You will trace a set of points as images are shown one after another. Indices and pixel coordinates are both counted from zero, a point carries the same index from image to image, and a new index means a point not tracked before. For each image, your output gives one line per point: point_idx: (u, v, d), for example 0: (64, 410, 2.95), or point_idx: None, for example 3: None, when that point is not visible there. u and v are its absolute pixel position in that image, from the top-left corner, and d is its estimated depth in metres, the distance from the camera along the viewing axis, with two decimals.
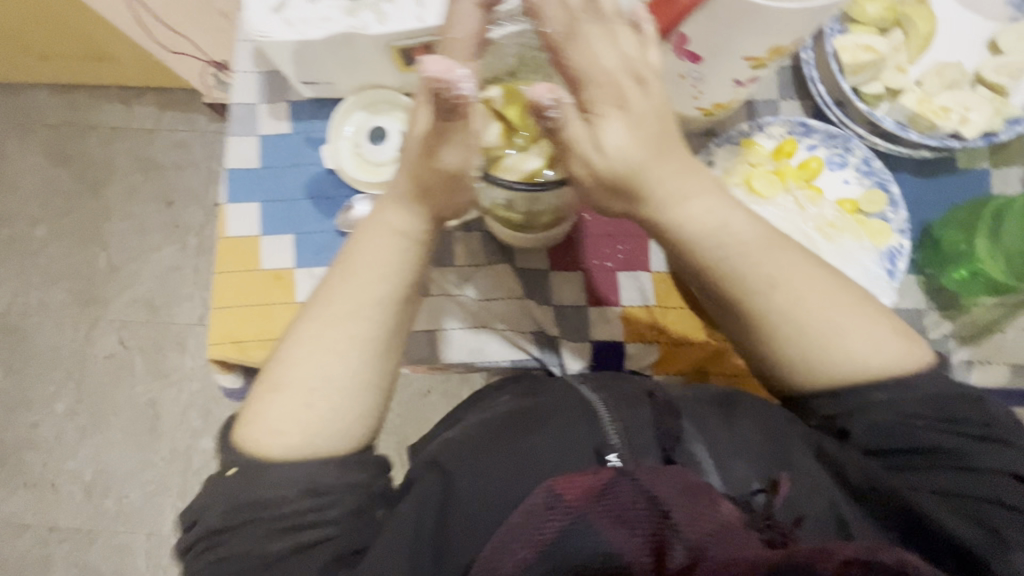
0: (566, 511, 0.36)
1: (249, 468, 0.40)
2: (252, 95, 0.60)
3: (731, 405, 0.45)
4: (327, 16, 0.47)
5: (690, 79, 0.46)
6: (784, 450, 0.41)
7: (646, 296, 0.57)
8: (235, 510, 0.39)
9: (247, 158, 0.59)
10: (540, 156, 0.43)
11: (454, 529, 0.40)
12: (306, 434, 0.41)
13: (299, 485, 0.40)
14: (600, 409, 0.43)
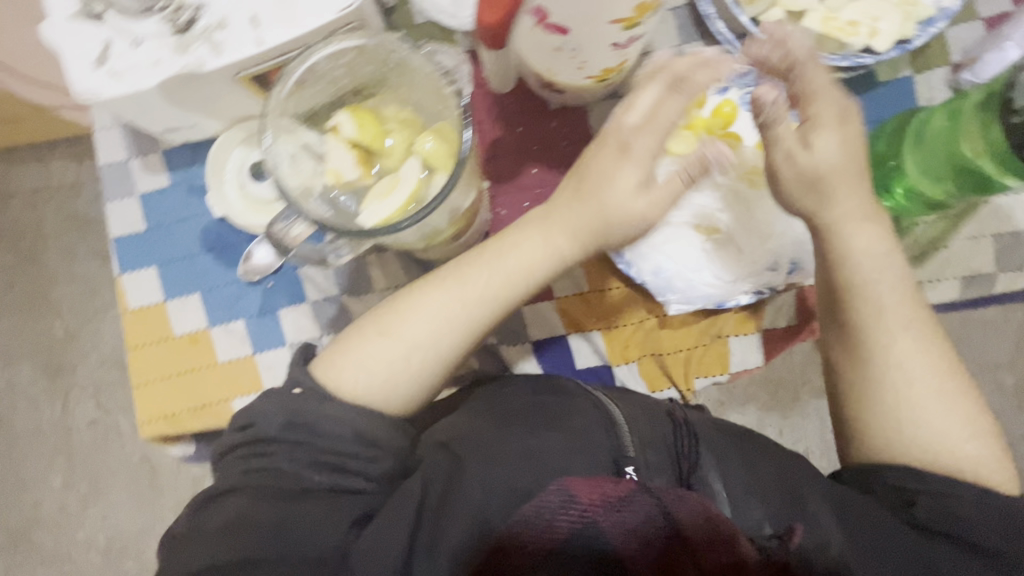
0: (583, 513, 0.39)
1: (295, 405, 0.40)
2: (121, 152, 0.55)
3: (740, 438, 0.47)
4: (157, 59, 0.42)
5: (567, 52, 0.42)
6: (795, 493, 0.42)
7: (579, 283, 0.53)
8: (271, 444, 0.40)
9: (132, 222, 0.55)
10: (416, 166, 0.36)
11: (457, 510, 0.40)
12: (354, 413, 0.41)
13: (345, 438, 0.40)
14: (620, 422, 0.45)
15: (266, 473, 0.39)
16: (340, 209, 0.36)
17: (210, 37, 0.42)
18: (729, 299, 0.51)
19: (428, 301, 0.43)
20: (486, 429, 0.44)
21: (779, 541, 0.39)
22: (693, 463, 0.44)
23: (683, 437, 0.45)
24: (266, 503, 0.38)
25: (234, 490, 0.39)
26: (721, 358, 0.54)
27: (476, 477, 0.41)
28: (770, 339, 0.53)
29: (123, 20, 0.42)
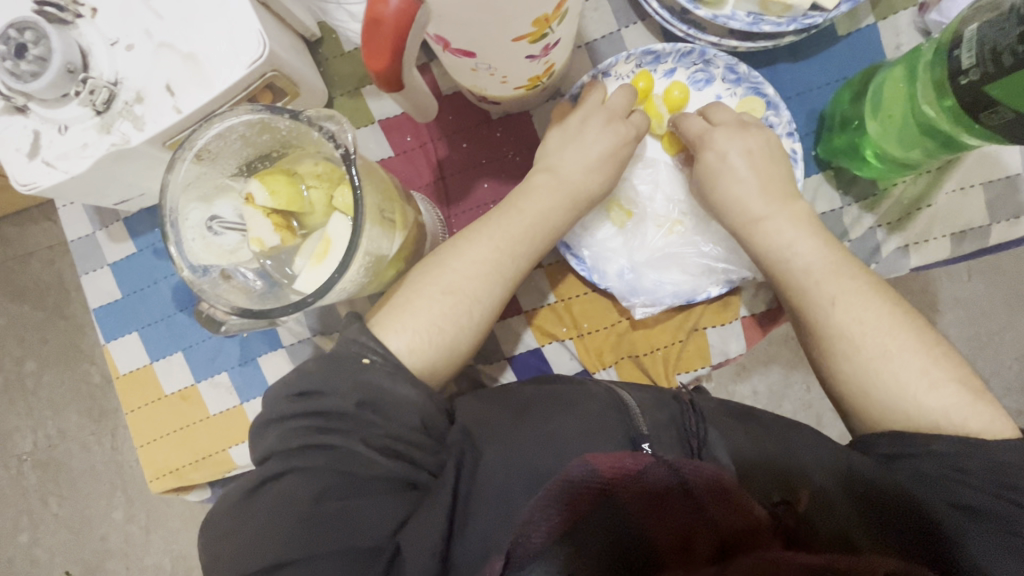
0: (604, 487, 0.36)
1: (360, 388, 0.38)
2: (85, 225, 0.56)
3: (751, 417, 0.42)
4: (85, 141, 0.43)
5: (483, 70, 0.40)
6: (794, 455, 0.39)
7: (545, 293, 0.52)
8: (330, 425, 0.37)
9: (107, 290, 0.57)
10: (338, 218, 0.36)
11: (484, 500, 0.38)
12: (408, 405, 0.39)
13: (405, 429, 0.38)
14: (629, 402, 0.42)
15: (283, 475, 0.36)
16: (268, 275, 0.37)
17: (131, 112, 0.42)
18: (699, 293, 0.49)
19: (429, 304, 0.43)
20: (500, 410, 0.42)
21: (786, 507, 0.36)
22: (700, 438, 0.40)
23: (692, 419, 0.41)
24: (279, 511, 0.35)
25: (284, 471, 0.37)
26: (701, 350, 0.52)
27: (495, 461, 0.39)
28: (749, 326, 0.51)
29: (45, 108, 0.42)
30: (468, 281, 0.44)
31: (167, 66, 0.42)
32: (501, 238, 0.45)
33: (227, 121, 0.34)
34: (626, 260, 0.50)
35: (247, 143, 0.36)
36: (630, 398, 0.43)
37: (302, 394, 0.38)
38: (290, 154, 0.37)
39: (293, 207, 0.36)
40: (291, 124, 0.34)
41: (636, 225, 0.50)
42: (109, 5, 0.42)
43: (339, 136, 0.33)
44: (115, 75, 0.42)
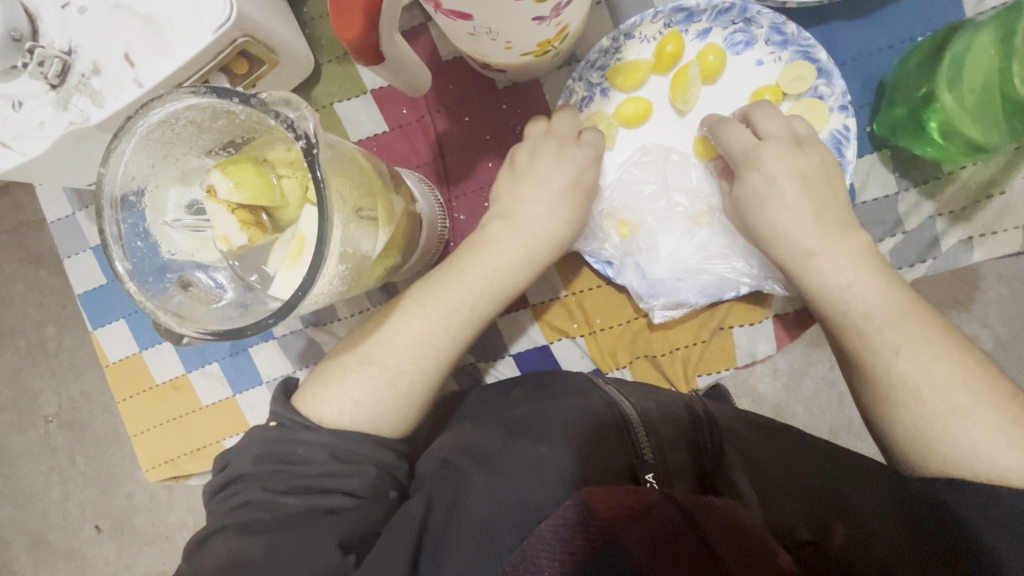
0: (602, 528, 0.32)
1: (270, 441, 0.36)
2: (65, 206, 0.53)
3: (773, 430, 0.39)
4: (41, 119, 0.38)
5: (484, 35, 0.35)
6: (835, 485, 0.34)
7: (553, 287, 0.48)
8: (247, 480, 0.35)
9: (91, 276, 0.54)
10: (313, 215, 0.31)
11: (461, 534, 0.34)
12: (335, 438, 0.36)
13: (328, 461, 0.35)
14: (634, 418, 0.39)
15: (241, 515, 0.34)
16: (238, 279, 0.33)
17: (88, 86, 0.38)
18: (727, 292, 0.44)
19: (404, 332, 0.39)
20: (488, 433, 0.39)
21: (817, 548, 0.31)
22: (716, 455, 0.37)
23: (705, 433, 0.38)
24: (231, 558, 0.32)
25: (218, 529, 0.34)
26: (725, 351, 0.47)
27: (483, 488, 0.36)
28: (780, 326, 0.46)
29: None
30: (426, 321, 0.40)
31: (124, 33, 0.37)
32: (484, 269, 0.41)
33: (170, 107, 0.29)
34: (645, 256, 0.45)
35: (200, 130, 0.31)
36: (637, 412, 0.39)
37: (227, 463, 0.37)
38: (259, 140, 0.32)
39: (263, 203, 0.31)
40: (246, 112, 0.29)
41: (657, 217, 0.44)
42: None
43: (300, 124, 0.28)
44: (69, 44, 0.37)
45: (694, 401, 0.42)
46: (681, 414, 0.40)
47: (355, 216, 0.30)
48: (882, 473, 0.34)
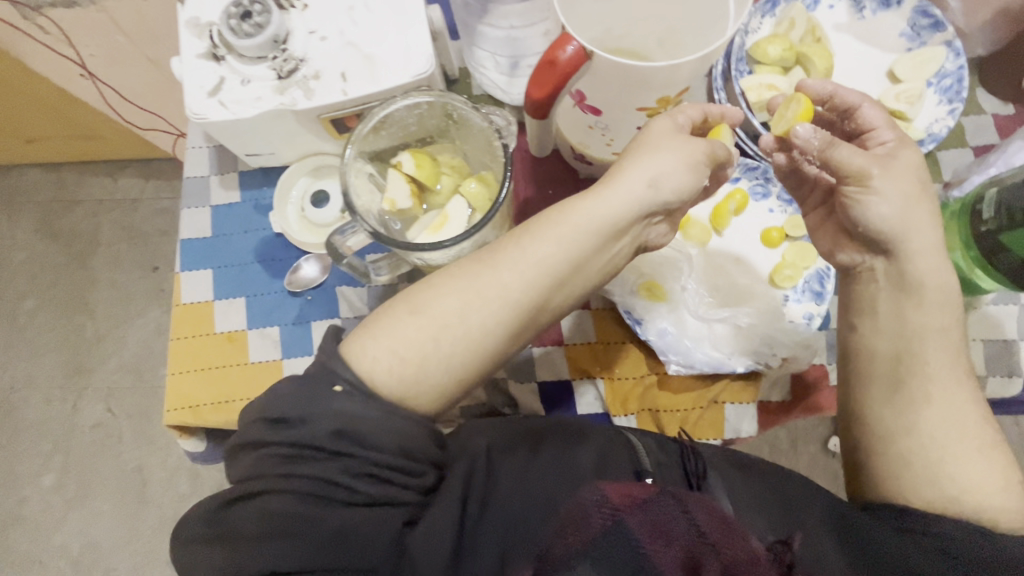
0: (613, 511, 0.39)
1: (305, 404, 0.38)
2: (205, 168, 0.63)
3: (747, 465, 0.49)
4: (259, 95, 0.51)
5: (598, 129, 0.51)
6: (795, 515, 0.45)
7: (587, 333, 0.57)
8: (318, 449, 0.37)
9: (201, 227, 0.62)
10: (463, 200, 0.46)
11: (489, 524, 0.41)
12: (402, 434, 0.38)
13: (388, 454, 0.38)
14: (638, 446, 0.48)
15: (280, 497, 0.36)
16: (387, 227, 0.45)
17: (305, 84, 0.51)
18: (728, 365, 0.54)
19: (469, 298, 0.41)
20: (517, 439, 0.47)
21: (783, 546, 0.40)
22: (701, 476, 0.47)
23: (693, 460, 0.48)
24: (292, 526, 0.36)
25: (265, 492, 0.37)
26: (716, 422, 0.56)
27: (511, 485, 0.43)
28: (761, 410, 0.56)
29: (238, 61, 0.51)
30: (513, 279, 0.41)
31: (349, 60, 0.51)
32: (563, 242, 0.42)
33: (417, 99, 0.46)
34: (668, 324, 0.55)
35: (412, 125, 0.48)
36: (639, 441, 0.49)
37: (285, 419, 0.38)
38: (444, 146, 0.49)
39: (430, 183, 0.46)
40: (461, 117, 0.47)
41: (683, 294, 0.56)
42: (319, 5, 0.52)
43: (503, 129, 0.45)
44: (304, 55, 0.51)
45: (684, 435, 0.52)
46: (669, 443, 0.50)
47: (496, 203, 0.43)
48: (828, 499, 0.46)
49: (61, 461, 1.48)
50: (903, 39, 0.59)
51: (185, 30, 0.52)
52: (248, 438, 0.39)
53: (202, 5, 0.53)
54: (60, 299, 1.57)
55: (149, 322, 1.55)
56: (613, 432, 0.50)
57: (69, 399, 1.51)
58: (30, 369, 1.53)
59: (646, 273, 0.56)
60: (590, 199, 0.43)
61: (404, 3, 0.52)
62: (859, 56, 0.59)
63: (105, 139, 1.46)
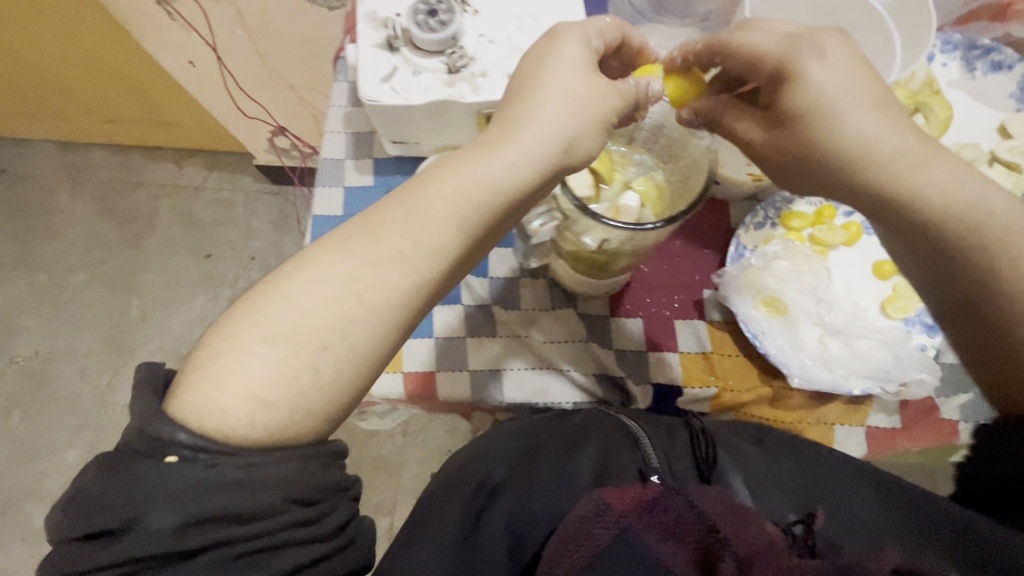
0: (616, 521, 0.39)
1: (105, 475, 0.33)
2: (341, 152, 0.67)
3: (763, 441, 0.50)
4: (430, 86, 0.55)
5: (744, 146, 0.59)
6: (820, 493, 0.46)
7: (702, 343, 0.60)
8: (171, 552, 0.32)
9: (332, 206, 0.65)
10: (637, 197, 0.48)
11: (499, 521, 0.45)
12: (281, 482, 0.34)
13: (277, 512, 0.33)
14: (641, 436, 0.49)
15: (179, 567, 0.32)
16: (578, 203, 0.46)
17: (474, 80, 0.55)
18: (844, 386, 0.55)
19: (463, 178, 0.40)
20: (508, 448, 0.51)
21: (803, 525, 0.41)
22: (711, 462, 0.47)
23: (702, 444, 0.48)
24: None
25: None
26: (823, 442, 0.57)
27: (510, 503, 0.45)
28: (871, 435, 0.57)
29: (413, 54, 0.55)
30: (429, 237, 0.39)
31: (515, 63, 0.55)
32: (451, 218, 0.39)
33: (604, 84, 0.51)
34: (782, 340, 0.57)
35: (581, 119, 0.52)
36: (642, 431, 0.50)
37: (105, 533, 0.32)
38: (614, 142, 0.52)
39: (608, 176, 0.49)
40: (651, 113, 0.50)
41: (801, 313, 0.58)
42: (489, 12, 0.57)
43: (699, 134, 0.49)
44: (473, 54, 0.55)
45: (693, 421, 0.52)
46: (678, 428, 0.51)
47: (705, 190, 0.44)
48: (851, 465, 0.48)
49: (88, 438, 1.46)
50: (1012, 99, 0.63)
51: (363, 22, 0.56)
52: (69, 568, 0.32)
53: (381, 1, 0.57)
54: (110, 276, 1.59)
55: (193, 307, 1.56)
56: (611, 415, 0.51)
57: (105, 376, 1.50)
58: (70, 342, 1.53)
59: (761, 290, 0.58)
60: (466, 165, 0.40)
61: (568, 18, 0.56)
62: (971, 111, 0.63)
63: (179, 127, 1.50)
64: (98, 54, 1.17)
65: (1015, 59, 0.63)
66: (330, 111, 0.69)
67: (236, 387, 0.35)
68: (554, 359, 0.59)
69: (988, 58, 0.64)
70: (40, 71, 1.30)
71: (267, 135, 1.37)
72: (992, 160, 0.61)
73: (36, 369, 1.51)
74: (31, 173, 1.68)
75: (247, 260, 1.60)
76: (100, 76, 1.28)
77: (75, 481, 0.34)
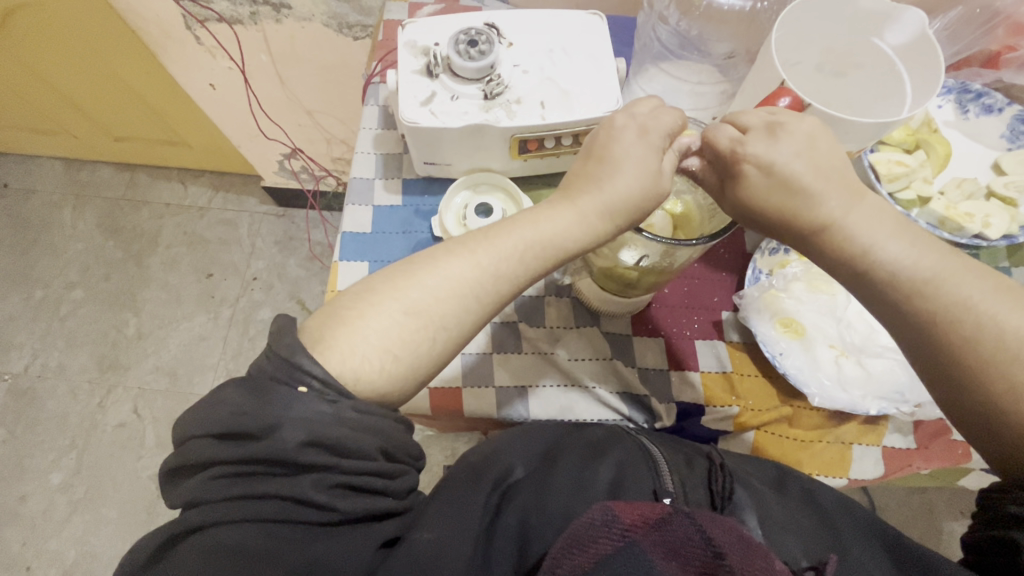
0: (624, 532, 0.37)
1: (249, 393, 0.37)
2: (371, 172, 0.69)
3: (782, 487, 0.49)
4: (467, 110, 0.57)
5: None
6: (840, 541, 0.43)
7: (722, 363, 0.61)
8: (286, 463, 0.36)
9: (361, 223, 0.66)
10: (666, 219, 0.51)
11: (507, 531, 0.44)
12: (380, 433, 0.38)
13: (373, 458, 0.38)
14: (660, 460, 0.47)
15: (278, 483, 0.36)
16: None
17: (508, 106, 0.58)
18: (861, 407, 0.57)
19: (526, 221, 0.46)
20: (526, 451, 0.49)
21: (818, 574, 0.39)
22: (726, 496, 0.45)
23: (720, 479, 0.46)
24: (261, 537, 0.35)
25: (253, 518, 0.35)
26: (842, 462, 0.58)
27: (524, 504, 0.45)
28: (887, 455, 0.59)
29: (451, 80, 0.58)
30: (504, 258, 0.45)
31: (547, 91, 0.58)
32: (532, 231, 0.45)
33: None
34: (800, 361, 0.59)
35: None
36: (661, 455, 0.48)
37: (236, 434, 0.36)
38: None
39: None
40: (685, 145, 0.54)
41: (816, 336, 0.60)
42: (523, 44, 0.60)
43: None
44: (508, 82, 0.58)
45: (713, 453, 0.50)
46: (698, 457, 0.49)
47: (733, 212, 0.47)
48: (870, 522, 0.46)
49: (75, 459, 1.41)
50: (1003, 139, 0.68)
51: (404, 50, 0.59)
52: (199, 456, 0.37)
53: (421, 31, 0.60)
54: (109, 293, 1.57)
55: (192, 327, 1.54)
56: (629, 436, 0.50)
57: (97, 395, 1.47)
58: (63, 359, 1.50)
59: (779, 312, 0.61)
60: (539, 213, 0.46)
61: (597, 52, 0.60)
62: (965, 149, 0.68)
63: (189, 147, 1.52)
64: (118, 74, 1.20)
65: (1004, 103, 0.68)
66: (360, 133, 0.71)
67: (343, 355, 0.40)
68: (580, 376, 0.60)
69: (980, 102, 0.68)
70: (56, 89, 1.32)
71: (278, 157, 1.39)
72: (989, 195, 0.65)
73: (25, 386, 1.47)
74: (35, 189, 1.67)
75: (249, 280, 1.59)
76: (117, 96, 1.30)
77: (216, 390, 0.38)
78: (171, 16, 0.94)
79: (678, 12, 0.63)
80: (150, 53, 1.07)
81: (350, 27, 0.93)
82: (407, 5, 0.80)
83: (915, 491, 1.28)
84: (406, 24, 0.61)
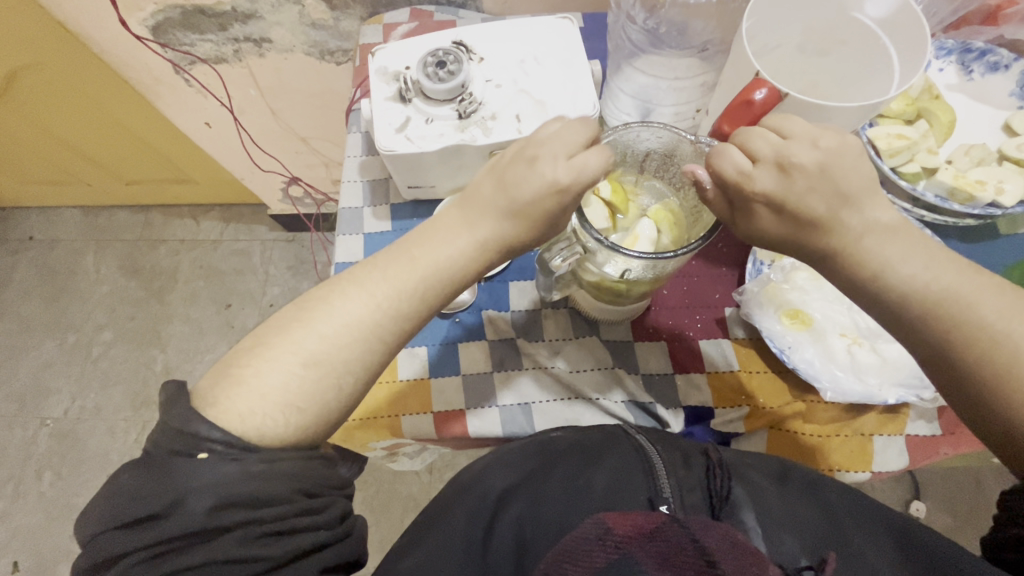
0: (617, 545, 0.39)
1: (134, 485, 0.38)
2: (359, 201, 0.69)
3: (786, 478, 0.48)
4: (442, 132, 0.57)
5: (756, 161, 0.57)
6: (844, 531, 0.44)
7: (730, 361, 0.59)
8: (198, 532, 0.37)
9: (353, 251, 0.66)
10: (651, 226, 0.49)
11: (503, 545, 0.44)
12: (293, 475, 0.40)
13: (293, 499, 0.39)
14: (657, 464, 0.46)
15: (195, 555, 0.37)
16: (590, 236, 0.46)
17: (483, 123, 0.57)
18: (878, 396, 0.54)
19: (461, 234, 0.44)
20: (522, 461, 0.49)
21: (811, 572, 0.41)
22: (724, 497, 0.44)
23: (716, 476, 0.45)
24: None
25: None
26: (864, 455, 0.56)
27: (516, 516, 0.45)
28: (911, 443, 0.56)
29: (424, 103, 0.57)
30: None
31: (522, 104, 0.57)
32: None
33: (655, 128, 0.47)
34: (811, 354, 0.57)
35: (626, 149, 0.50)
36: (658, 456, 0.47)
37: (140, 521, 0.37)
38: (648, 182, 0.54)
39: (622, 207, 0.50)
40: (686, 147, 0.48)
41: (824, 325, 0.58)
42: (493, 59, 0.59)
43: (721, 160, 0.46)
44: (481, 99, 0.58)
45: (710, 449, 0.48)
46: (697, 456, 0.48)
47: (719, 219, 0.45)
48: (874, 506, 0.47)
49: None
50: (1013, 98, 0.64)
51: (375, 77, 0.59)
52: (106, 552, 0.37)
53: (391, 56, 0.60)
54: (135, 332, 1.62)
55: (216, 357, 1.57)
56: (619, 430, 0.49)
57: (133, 431, 1.52)
58: (99, 399, 1.56)
59: (783, 303, 0.59)
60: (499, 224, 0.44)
61: (571, 58, 0.59)
62: (971, 112, 0.64)
63: (195, 183, 1.56)
64: (118, 121, 1.23)
65: (1011, 59, 0.64)
66: (345, 162, 0.71)
67: None
68: (583, 388, 0.59)
69: (984, 60, 0.65)
70: (64, 141, 1.36)
71: (280, 185, 1.41)
72: (1001, 158, 0.61)
73: (67, 428, 1.54)
74: (59, 239, 1.74)
75: (266, 307, 1.62)
76: (120, 141, 1.33)
77: (108, 485, 0.39)
78: (158, 62, 0.96)
79: (645, 10, 0.62)
80: (145, 98, 1.09)
81: (331, 53, 0.93)
82: (381, 26, 0.79)
83: (962, 466, 1.22)
84: (376, 51, 0.60)
